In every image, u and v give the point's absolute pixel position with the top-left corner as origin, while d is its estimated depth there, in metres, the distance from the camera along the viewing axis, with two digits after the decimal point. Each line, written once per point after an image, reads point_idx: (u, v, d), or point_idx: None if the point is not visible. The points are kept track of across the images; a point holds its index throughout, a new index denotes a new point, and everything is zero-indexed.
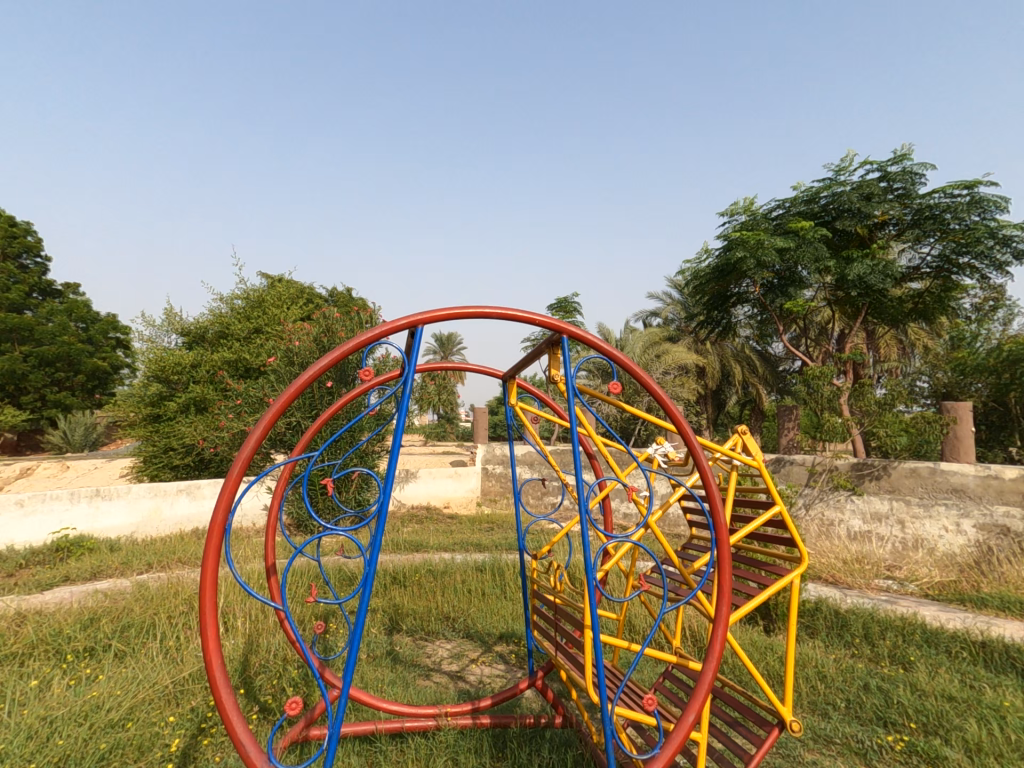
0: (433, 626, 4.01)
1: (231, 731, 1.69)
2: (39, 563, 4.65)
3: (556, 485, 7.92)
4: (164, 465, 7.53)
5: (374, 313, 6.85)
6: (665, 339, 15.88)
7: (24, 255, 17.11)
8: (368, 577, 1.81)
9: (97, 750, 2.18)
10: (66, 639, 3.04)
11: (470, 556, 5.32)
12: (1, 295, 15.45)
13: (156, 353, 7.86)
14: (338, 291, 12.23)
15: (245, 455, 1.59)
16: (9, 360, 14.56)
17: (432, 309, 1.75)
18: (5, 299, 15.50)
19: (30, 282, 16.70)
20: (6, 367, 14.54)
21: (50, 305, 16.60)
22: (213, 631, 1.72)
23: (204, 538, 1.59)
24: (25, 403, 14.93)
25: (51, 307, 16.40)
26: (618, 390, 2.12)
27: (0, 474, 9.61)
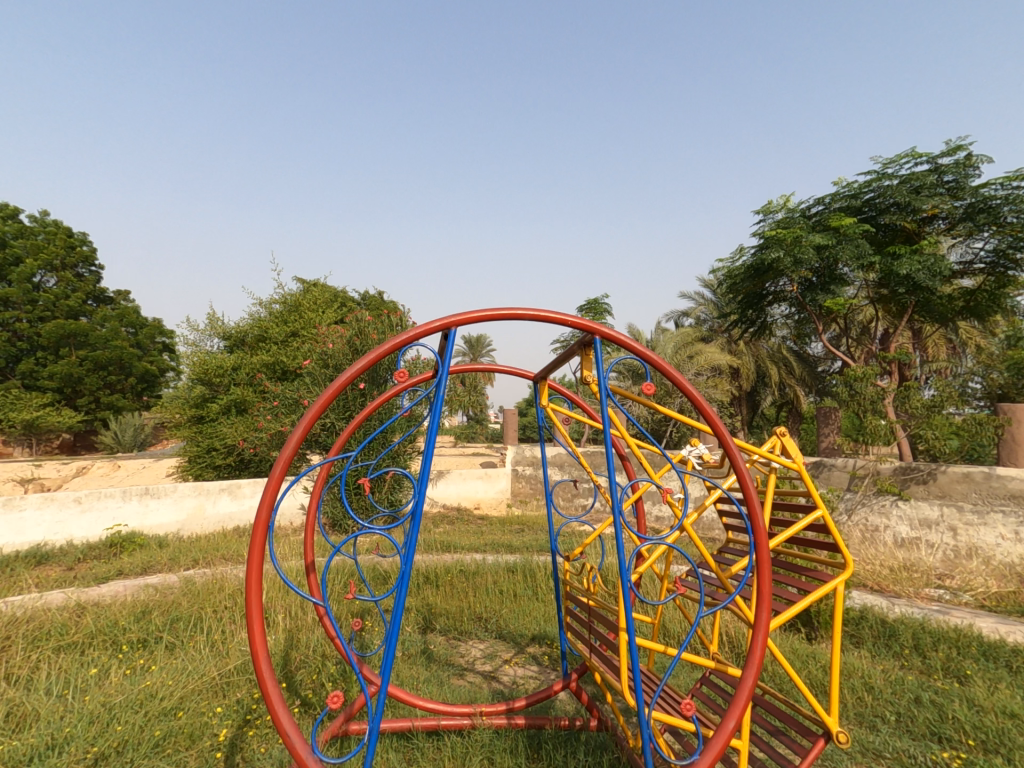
0: (465, 626, 4.06)
1: (276, 720, 1.76)
2: (95, 557, 4.88)
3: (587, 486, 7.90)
4: (207, 465, 7.78)
5: (404, 314, 6.91)
6: (697, 338, 15.60)
7: (81, 265, 17.99)
8: (403, 575, 1.92)
9: (152, 737, 2.32)
10: (121, 631, 3.19)
11: (501, 556, 5.35)
12: (61, 303, 16.43)
13: (200, 357, 8.15)
14: (371, 296, 12.47)
15: (287, 454, 1.66)
16: (66, 365, 15.41)
17: (466, 311, 1.78)
18: (65, 306, 16.46)
19: (86, 290, 17.57)
20: (65, 372, 15.39)
21: (104, 311, 17.36)
22: (259, 625, 1.81)
23: (250, 535, 1.67)
24: (81, 405, 15.75)
25: (104, 313, 17.15)
26: (654, 392, 2.09)
27: (60, 472, 10.15)
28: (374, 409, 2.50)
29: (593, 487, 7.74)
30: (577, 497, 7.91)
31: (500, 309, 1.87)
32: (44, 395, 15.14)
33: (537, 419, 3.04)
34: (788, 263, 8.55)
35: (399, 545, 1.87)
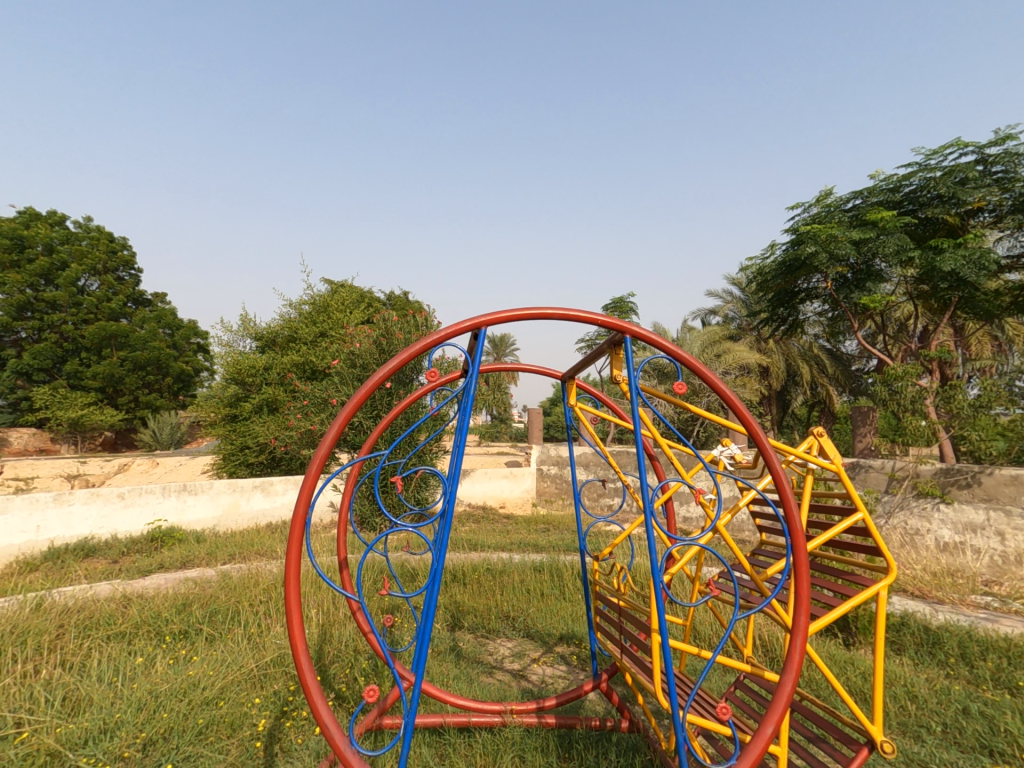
0: (493, 624, 4.08)
1: (315, 712, 1.81)
2: (138, 551, 5.07)
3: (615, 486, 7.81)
4: (241, 462, 7.99)
5: (430, 314, 6.97)
6: (724, 337, 15.35)
7: (122, 269, 18.65)
8: (436, 572, 1.98)
9: (196, 725, 2.42)
10: (164, 622, 3.30)
11: (527, 555, 5.36)
12: (104, 306, 17.07)
13: (233, 357, 8.37)
14: (396, 296, 12.60)
15: (323, 453, 1.74)
16: (108, 365, 16.00)
17: (494, 311, 1.79)
18: (107, 309, 17.09)
19: (126, 292, 18.21)
20: (107, 372, 15.98)
21: (143, 313, 17.97)
22: (297, 619, 1.86)
23: (288, 531, 1.72)
24: (122, 404, 16.34)
25: (143, 315, 17.76)
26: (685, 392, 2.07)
27: (103, 468, 10.56)
28: (404, 409, 2.56)
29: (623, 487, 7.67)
30: (607, 497, 7.83)
31: (529, 309, 1.87)
32: (88, 393, 15.79)
33: (564, 418, 3.03)
34: (823, 259, 8.34)
35: (433, 543, 1.96)
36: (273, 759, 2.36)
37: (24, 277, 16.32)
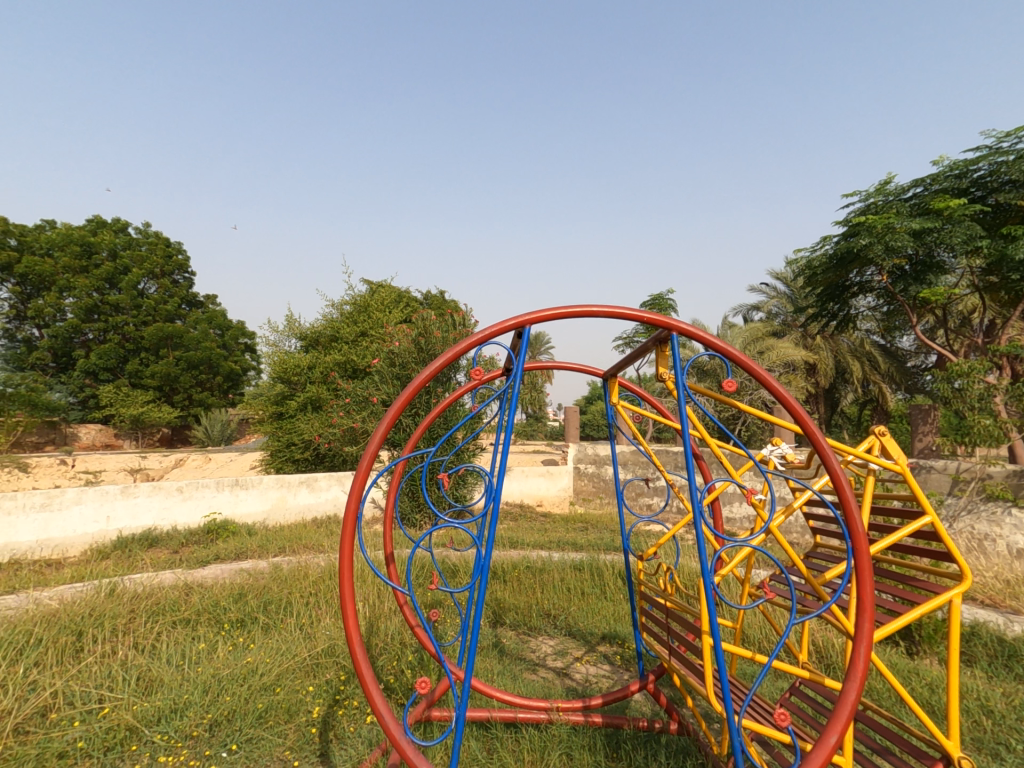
0: (534, 622, 4.08)
1: (372, 703, 1.87)
2: (196, 542, 5.32)
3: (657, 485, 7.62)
4: (287, 458, 8.26)
5: (467, 314, 7.03)
6: (768, 334, 14.91)
7: (177, 272, 19.55)
8: (485, 568, 2.01)
9: (256, 709, 2.52)
10: (222, 611, 3.45)
11: (567, 553, 5.35)
12: (160, 308, 17.95)
13: (279, 357, 8.65)
14: (433, 295, 12.75)
15: (373, 448, 1.83)
16: (165, 365, 16.84)
17: (538, 309, 1.83)
18: (163, 311, 17.95)
19: (181, 295, 19.09)
20: (163, 371, 16.81)
21: (196, 314, 18.82)
22: (353, 612, 1.93)
23: (341, 525, 1.79)
24: (177, 402, 17.16)
25: (196, 317, 18.59)
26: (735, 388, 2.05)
27: (161, 462, 11.12)
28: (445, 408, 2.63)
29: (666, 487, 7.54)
30: (647, 497, 7.70)
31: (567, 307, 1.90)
32: (147, 392, 16.64)
33: (606, 416, 3.02)
34: (878, 251, 7.98)
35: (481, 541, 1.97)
36: (327, 746, 2.44)
37: (91, 281, 17.19)
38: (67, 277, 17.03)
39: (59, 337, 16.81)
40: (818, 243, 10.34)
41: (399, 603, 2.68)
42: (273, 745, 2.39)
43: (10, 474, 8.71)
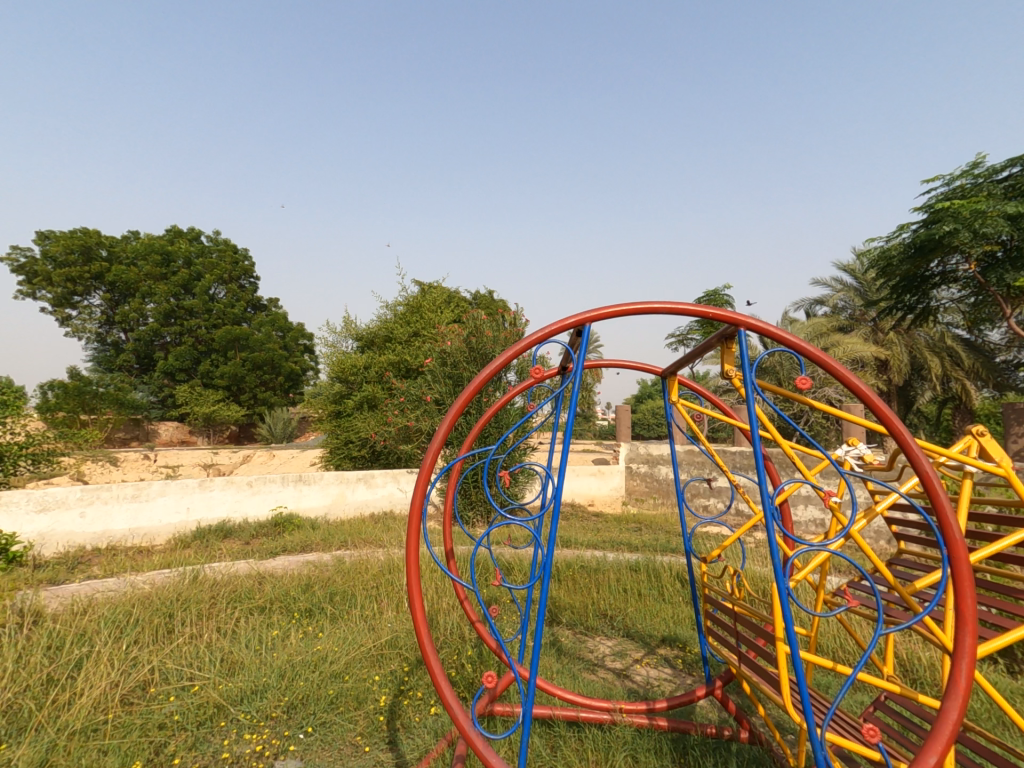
0: (591, 622, 4.02)
1: (442, 695, 1.93)
2: (264, 534, 5.59)
3: (721, 486, 7.30)
4: (345, 455, 8.55)
5: (517, 313, 7.04)
6: (833, 329, 14.18)
7: (244, 278, 20.65)
8: (547, 566, 2.03)
9: (328, 696, 2.61)
10: (292, 600, 3.60)
11: (622, 554, 5.26)
12: (228, 312, 19.00)
13: (337, 357, 8.97)
14: (482, 295, 12.88)
15: (436, 447, 1.90)
16: (233, 366, 17.82)
17: (598, 307, 1.90)
18: (231, 314, 19.00)
19: (247, 299, 20.15)
20: (231, 372, 17.82)
21: (260, 317, 19.82)
22: (421, 608, 2.00)
23: (408, 520, 1.88)
24: (244, 401, 18.14)
25: (260, 320, 19.57)
26: (808, 385, 2.01)
27: (231, 458, 11.78)
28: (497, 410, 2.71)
29: (727, 488, 7.27)
30: (707, 497, 7.44)
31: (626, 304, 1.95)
32: (217, 392, 17.67)
33: (666, 416, 2.96)
34: (965, 237, 7.48)
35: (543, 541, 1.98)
36: (395, 734, 2.50)
37: (170, 288, 18.41)
38: (149, 284, 18.27)
39: (140, 340, 18.05)
40: (893, 231, 9.75)
41: (459, 596, 2.73)
42: (345, 730, 2.47)
43: (101, 467, 9.47)
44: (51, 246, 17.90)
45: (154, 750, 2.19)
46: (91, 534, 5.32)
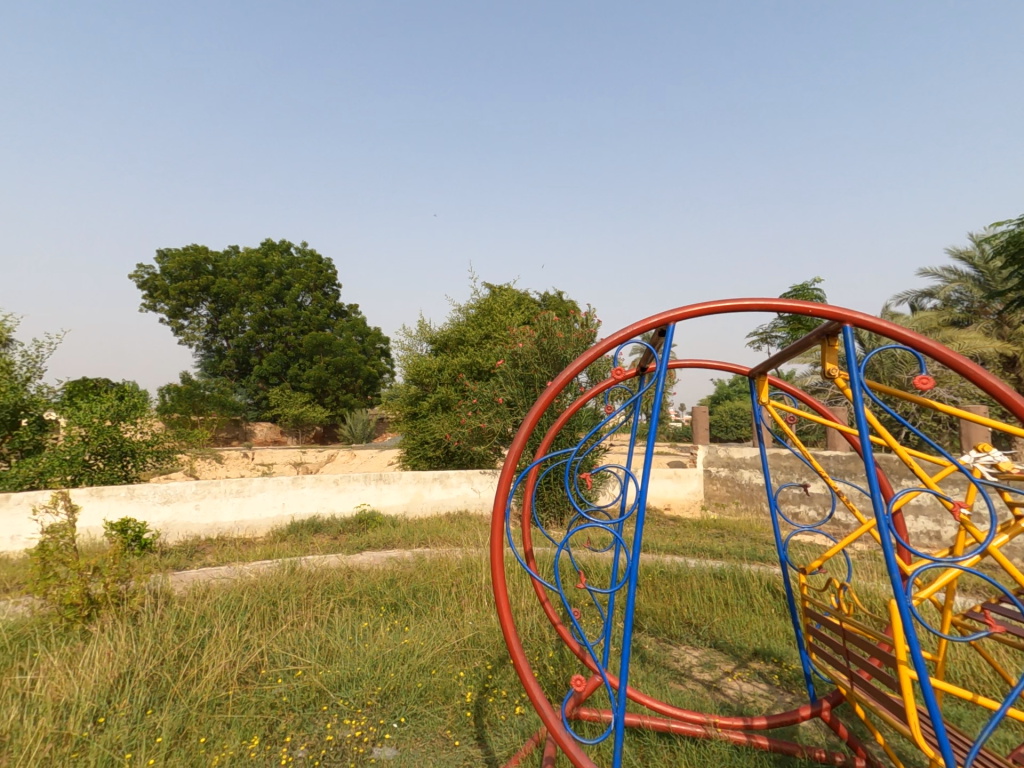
0: (675, 630, 3.86)
1: (531, 694, 1.95)
2: (350, 529, 5.87)
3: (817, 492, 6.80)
4: (421, 455, 8.82)
5: (589, 314, 6.96)
6: (943, 323, 12.85)
7: (327, 286, 21.91)
8: (633, 571, 1.97)
9: (417, 688, 2.68)
10: (379, 594, 3.74)
11: (705, 561, 5.03)
12: (313, 318, 20.23)
13: (413, 360, 9.28)
14: (552, 297, 12.88)
15: (516, 449, 1.95)
16: (317, 370, 18.95)
17: (682, 306, 1.94)
18: (316, 321, 20.21)
19: (330, 305, 21.36)
20: (316, 375, 18.96)
21: (342, 323, 20.93)
22: (507, 606, 2.06)
23: (491, 519, 1.97)
24: (327, 403, 19.25)
25: (342, 325, 20.67)
26: (930, 384, 1.84)
27: (317, 457, 12.52)
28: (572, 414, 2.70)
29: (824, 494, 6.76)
30: (799, 504, 6.98)
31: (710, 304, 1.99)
32: (304, 393, 18.88)
33: (755, 419, 2.78)
34: None
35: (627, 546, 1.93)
36: (482, 730, 2.50)
37: (264, 297, 19.89)
38: (247, 294, 19.81)
39: (239, 346, 19.62)
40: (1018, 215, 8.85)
41: (540, 596, 2.64)
42: (435, 723, 2.51)
43: (209, 463, 10.38)
44: (166, 264, 19.94)
45: (268, 727, 2.34)
46: (204, 525, 5.83)
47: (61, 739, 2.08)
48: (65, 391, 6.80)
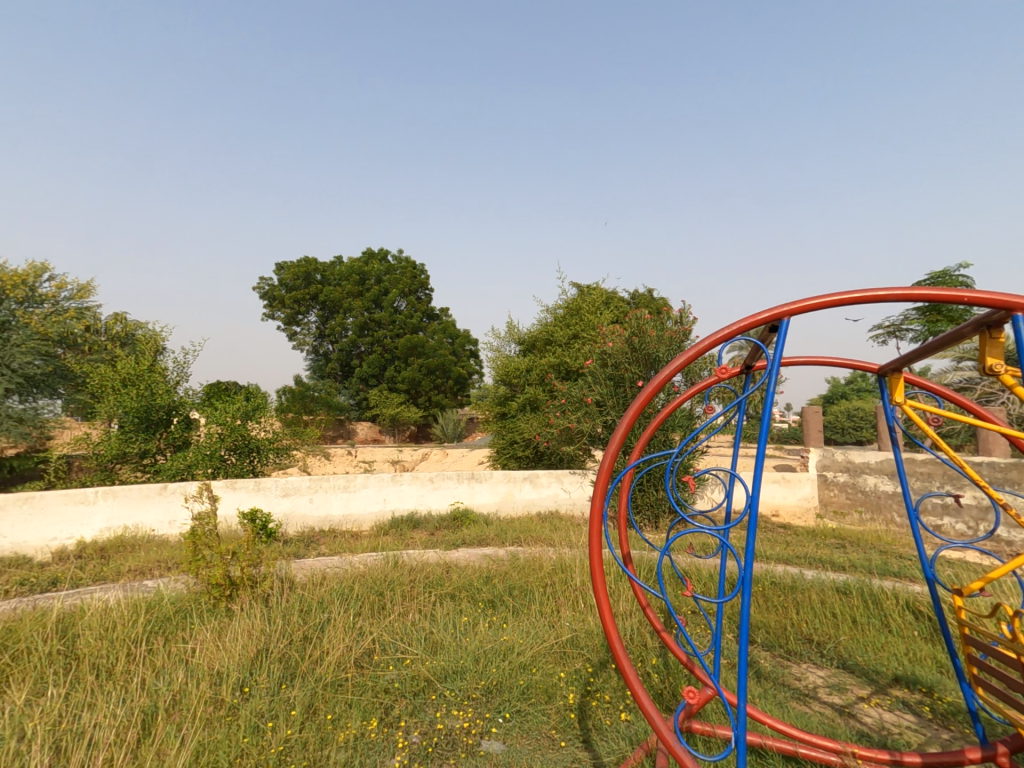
0: (794, 646, 3.51)
1: (639, 701, 1.86)
2: (445, 526, 6.05)
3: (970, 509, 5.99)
4: (511, 455, 8.91)
5: (684, 310, 6.65)
6: None
7: (421, 291, 22.92)
8: (745, 581, 1.73)
9: (520, 686, 2.65)
10: (476, 590, 3.78)
11: (825, 573, 4.57)
12: (408, 322, 21.25)
13: (502, 361, 9.40)
14: (641, 294, 12.50)
15: (613, 448, 1.89)
16: (412, 372, 19.91)
17: (800, 300, 1.78)
18: (410, 324, 21.23)
19: (423, 309, 22.33)
20: (411, 377, 19.93)
21: (435, 326, 21.79)
22: (609, 609, 1.99)
23: (588, 519, 1.93)
24: (421, 403, 20.16)
25: (434, 327, 21.52)
26: None
27: (412, 455, 13.10)
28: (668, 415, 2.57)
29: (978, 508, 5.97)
30: (942, 517, 6.25)
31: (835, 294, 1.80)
32: (399, 394, 19.89)
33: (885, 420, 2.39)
34: None
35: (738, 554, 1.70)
36: (588, 734, 2.42)
37: (364, 304, 21.19)
38: (349, 301, 21.21)
39: (343, 350, 21.05)
40: None
41: (640, 601, 2.43)
42: (540, 722, 2.46)
43: (319, 459, 11.23)
44: (284, 273, 21.67)
45: (383, 710, 2.43)
46: (318, 517, 6.27)
47: (218, 703, 2.30)
48: (204, 393, 7.66)
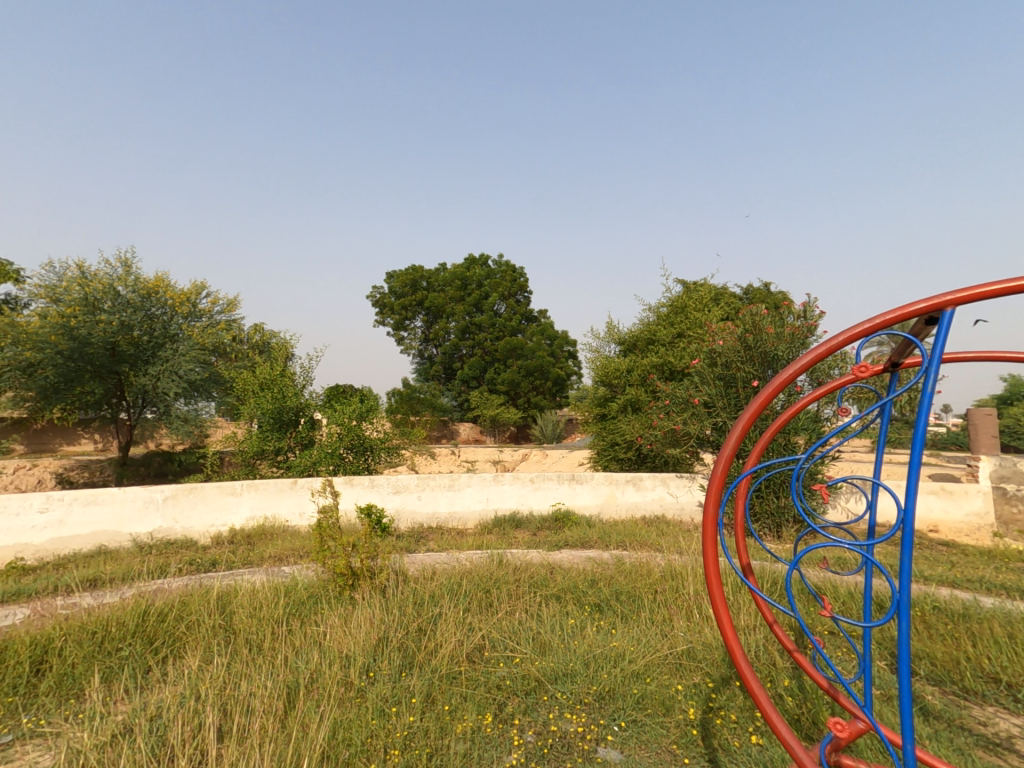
0: (974, 684, 2.97)
1: (775, 729, 1.63)
2: (546, 527, 6.02)
3: None
4: (612, 457, 8.70)
5: (807, 303, 6.06)
6: None
7: (519, 294, 23.34)
8: (902, 602, 1.46)
9: (634, 695, 2.52)
10: (582, 593, 3.69)
11: (1004, 603, 3.86)
12: (507, 325, 21.71)
13: (601, 362, 9.21)
14: (752, 287, 11.64)
15: (727, 452, 1.68)
16: (512, 374, 20.30)
17: (969, 287, 1.41)
18: (510, 327, 21.66)
19: (521, 312, 22.69)
20: (510, 378, 20.34)
21: (533, 327, 22.03)
22: (730, 626, 1.77)
23: (703, 529, 1.74)
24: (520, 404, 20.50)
25: (533, 329, 21.76)
26: None
27: (512, 456, 13.31)
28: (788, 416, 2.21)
29: None
30: None
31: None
32: (499, 396, 20.38)
33: None
34: None
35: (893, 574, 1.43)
36: (714, 754, 2.22)
37: (465, 308, 21.91)
38: (451, 305, 22.01)
39: (446, 353, 21.75)
40: None
41: (765, 617, 2.02)
42: (659, 734, 2.31)
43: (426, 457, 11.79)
44: (393, 283, 23.18)
45: (497, 706, 2.44)
46: (426, 513, 6.55)
47: (347, 684, 2.45)
48: (326, 396, 8.38)
